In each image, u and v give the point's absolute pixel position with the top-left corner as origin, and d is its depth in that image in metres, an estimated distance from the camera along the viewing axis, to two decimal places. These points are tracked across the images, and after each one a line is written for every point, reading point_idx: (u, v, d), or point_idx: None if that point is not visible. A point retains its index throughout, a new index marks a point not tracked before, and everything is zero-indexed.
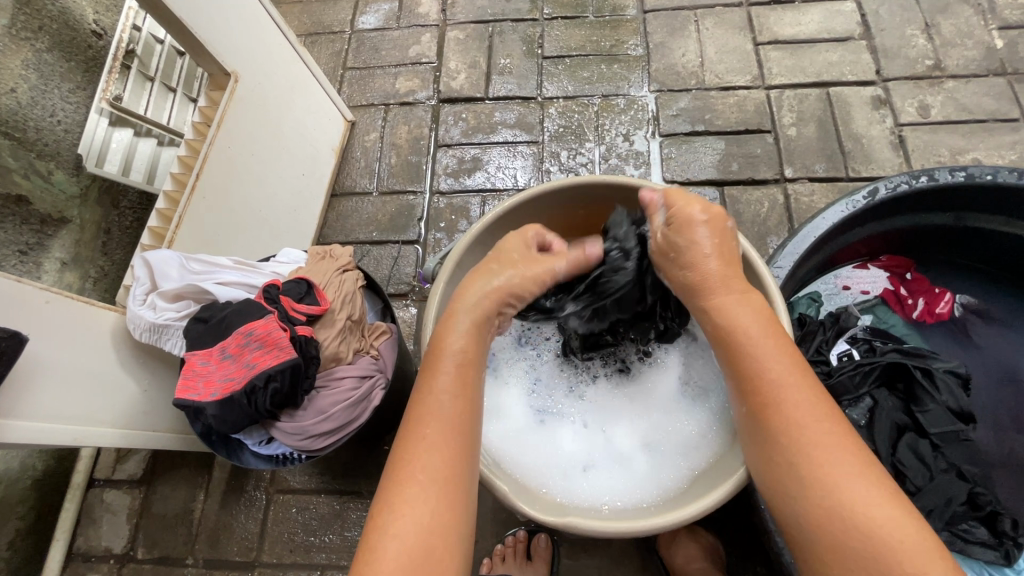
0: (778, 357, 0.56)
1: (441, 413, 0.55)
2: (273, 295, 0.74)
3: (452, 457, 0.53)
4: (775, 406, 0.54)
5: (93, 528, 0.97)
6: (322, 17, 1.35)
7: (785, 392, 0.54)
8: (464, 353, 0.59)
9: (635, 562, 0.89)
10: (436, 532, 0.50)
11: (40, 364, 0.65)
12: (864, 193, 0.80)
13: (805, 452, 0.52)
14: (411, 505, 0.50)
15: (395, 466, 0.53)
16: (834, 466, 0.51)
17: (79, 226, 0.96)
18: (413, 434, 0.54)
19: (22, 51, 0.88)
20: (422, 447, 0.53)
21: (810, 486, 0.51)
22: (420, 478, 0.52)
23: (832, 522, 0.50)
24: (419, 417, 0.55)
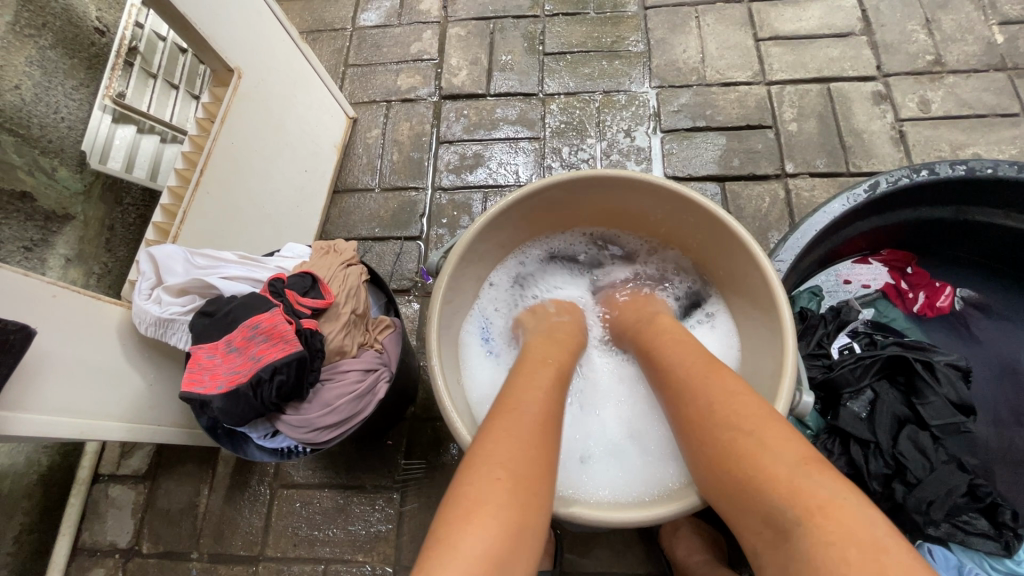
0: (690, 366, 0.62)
1: (531, 410, 0.55)
2: (278, 289, 0.75)
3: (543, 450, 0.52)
4: (688, 410, 0.59)
5: (98, 522, 0.98)
6: (324, 15, 1.36)
7: (693, 391, 0.60)
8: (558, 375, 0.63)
9: (637, 555, 0.89)
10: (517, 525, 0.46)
11: (47, 357, 0.65)
12: (864, 187, 0.80)
13: (714, 440, 0.54)
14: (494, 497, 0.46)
15: (484, 449, 0.50)
16: (740, 442, 0.52)
17: (83, 223, 0.97)
18: (505, 422, 0.53)
19: (25, 48, 0.88)
20: (510, 429, 0.52)
21: (724, 475, 0.52)
22: (511, 459, 0.49)
23: (748, 501, 0.50)
24: (506, 408, 0.55)
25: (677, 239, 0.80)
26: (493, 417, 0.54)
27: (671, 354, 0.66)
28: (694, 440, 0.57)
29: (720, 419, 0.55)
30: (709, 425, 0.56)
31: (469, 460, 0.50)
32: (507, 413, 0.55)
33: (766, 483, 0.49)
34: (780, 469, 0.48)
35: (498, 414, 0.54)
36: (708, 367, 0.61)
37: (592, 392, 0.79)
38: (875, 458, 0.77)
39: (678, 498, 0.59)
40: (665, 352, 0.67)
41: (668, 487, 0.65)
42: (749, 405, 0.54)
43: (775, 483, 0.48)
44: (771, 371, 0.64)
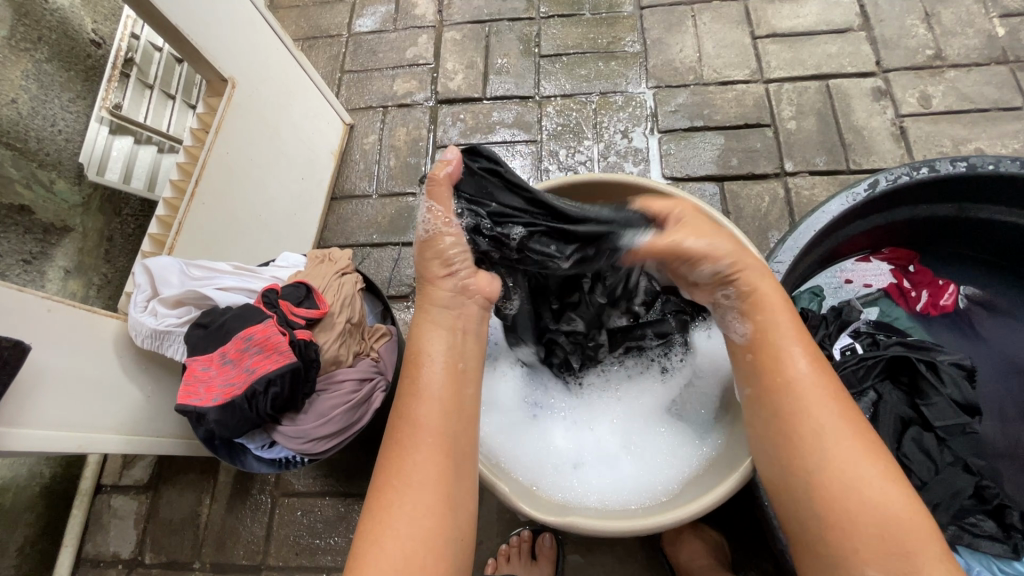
0: (815, 366, 0.58)
1: (418, 422, 0.56)
2: (271, 299, 0.74)
3: (439, 461, 0.54)
4: (803, 412, 0.55)
5: (101, 533, 0.98)
6: (319, 21, 1.36)
7: (814, 392, 0.56)
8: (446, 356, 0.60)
9: (640, 560, 0.88)
10: (429, 533, 0.51)
11: (42, 373, 0.65)
12: (865, 185, 0.79)
13: (832, 455, 0.53)
14: (399, 512, 0.51)
15: (379, 479, 0.54)
16: (864, 465, 0.52)
17: (82, 235, 0.97)
18: (397, 446, 0.55)
19: (21, 62, 0.88)
20: (406, 448, 0.54)
21: (830, 491, 0.52)
22: (406, 482, 0.53)
23: (861, 519, 0.51)
24: (403, 420, 0.56)
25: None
26: (392, 437, 0.56)
27: (787, 339, 0.59)
28: (810, 444, 0.54)
29: (838, 435, 0.54)
30: (828, 440, 0.54)
31: (377, 475, 0.55)
32: (407, 427, 0.56)
33: (884, 511, 0.51)
34: (893, 504, 0.51)
35: (398, 427, 0.56)
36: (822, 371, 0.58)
37: (585, 400, 0.78)
38: None
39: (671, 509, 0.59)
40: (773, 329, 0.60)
41: (657, 498, 0.65)
42: (857, 429, 0.55)
43: (894, 519, 0.50)
44: None
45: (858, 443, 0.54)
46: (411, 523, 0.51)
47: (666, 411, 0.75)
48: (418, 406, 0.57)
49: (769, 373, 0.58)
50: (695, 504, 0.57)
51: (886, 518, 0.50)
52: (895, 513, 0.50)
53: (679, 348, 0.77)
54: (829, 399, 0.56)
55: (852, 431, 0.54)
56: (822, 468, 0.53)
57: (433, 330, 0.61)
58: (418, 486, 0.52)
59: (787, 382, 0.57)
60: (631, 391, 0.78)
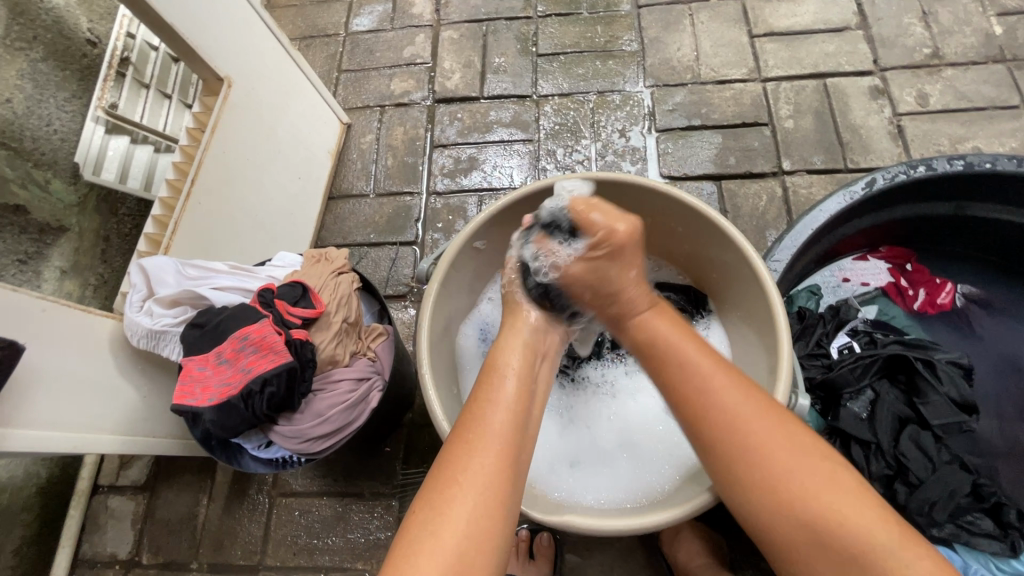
0: (726, 380, 0.55)
1: (490, 424, 0.53)
2: (267, 299, 0.74)
3: (502, 465, 0.51)
4: (725, 434, 0.53)
5: (98, 534, 0.98)
6: (316, 20, 1.35)
7: (729, 408, 0.54)
8: (522, 368, 0.59)
9: (638, 559, 0.88)
10: (484, 535, 0.48)
11: (38, 374, 0.65)
12: (862, 184, 0.79)
13: (764, 470, 0.51)
14: (456, 509, 0.48)
15: (438, 473, 0.51)
16: (791, 475, 0.50)
17: (78, 235, 0.97)
18: (467, 445, 0.52)
19: (17, 61, 0.88)
20: (474, 449, 0.51)
21: (771, 506, 0.50)
22: (468, 482, 0.49)
23: (800, 533, 0.49)
24: (473, 422, 0.54)
25: (677, 255, 0.80)
26: (456, 434, 0.53)
27: (693, 362, 0.58)
28: (737, 466, 0.52)
29: (762, 448, 0.52)
30: (755, 459, 0.52)
31: (432, 473, 0.51)
32: (473, 428, 0.53)
33: (819, 516, 0.48)
34: (829, 506, 0.48)
35: (462, 425, 0.54)
36: (737, 382, 0.55)
37: (582, 399, 0.78)
38: (876, 458, 0.76)
39: (668, 507, 0.59)
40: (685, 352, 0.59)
41: (654, 497, 0.65)
42: (788, 432, 0.52)
43: (834, 523, 0.48)
44: (769, 372, 0.63)
45: (788, 449, 0.51)
46: (471, 525, 0.48)
47: (663, 410, 0.75)
48: (491, 411, 0.55)
49: (683, 400, 0.57)
50: (692, 503, 0.57)
51: (824, 526, 0.48)
52: (832, 516, 0.48)
53: None
54: (747, 408, 0.53)
55: (774, 439, 0.52)
56: (752, 485, 0.51)
57: (508, 348, 0.61)
58: (484, 489, 0.49)
59: (704, 407, 0.55)
60: (627, 389, 0.78)
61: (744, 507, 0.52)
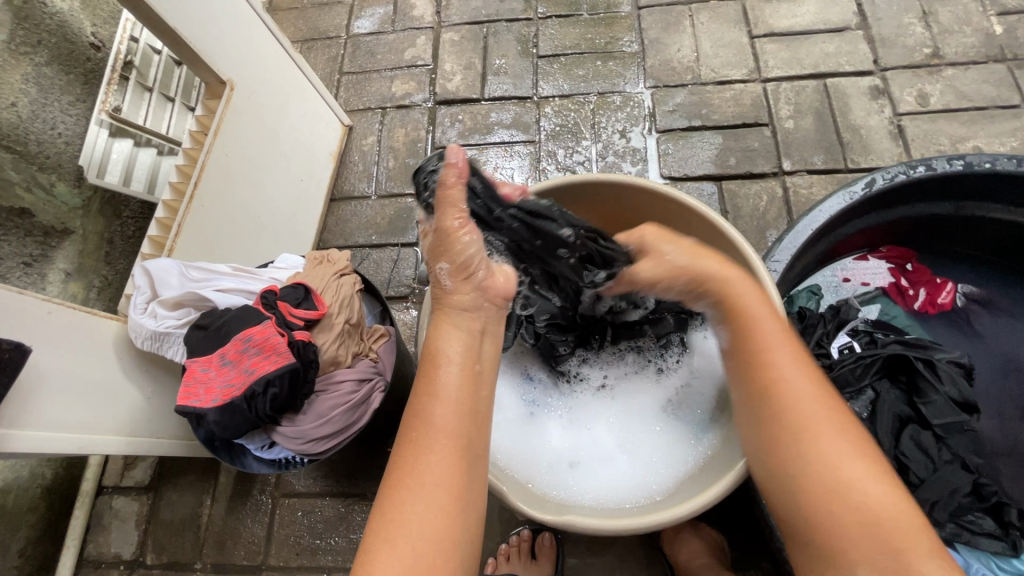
0: (799, 365, 0.56)
1: (436, 420, 0.53)
2: (270, 301, 0.75)
3: (452, 463, 0.51)
4: (791, 410, 0.54)
5: (103, 534, 0.98)
6: (318, 23, 1.36)
7: (797, 391, 0.55)
8: (464, 355, 0.56)
9: (639, 559, 0.89)
10: (436, 536, 0.48)
11: (42, 376, 0.66)
12: (862, 184, 0.79)
13: (822, 455, 0.52)
14: (408, 512, 0.49)
15: (391, 479, 0.51)
16: (848, 466, 0.51)
17: (82, 237, 0.98)
18: (410, 444, 0.52)
19: (21, 65, 0.89)
20: (416, 446, 0.52)
21: (823, 491, 0.51)
22: (420, 484, 0.50)
23: (854, 520, 0.49)
24: (417, 419, 0.53)
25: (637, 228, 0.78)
26: (406, 432, 0.53)
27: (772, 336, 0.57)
28: (797, 447, 0.53)
29: (825, 436, 0.53)
30: (815, 446, 0.52)
31: (388, 474, 0.52)
32: (420, 427, 0.53)
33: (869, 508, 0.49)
34: (882, 501, 0.50)
35: (412, 424, 0.53)
36: (811, 372, 0.56)
37: (582, 399, 0.78)
38: None
39: (665, 508, 0.59)
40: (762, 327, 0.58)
41: (653, 497, 0.65)
42: (843, 421, 0.54)
43: (886, 523, 0.49)
44: None
45: (843, 439, 0.53)
46: (424, 525, 0.48)
47: (664, 412, 0.75)
48: (435, 406, 0.53)
49: (756, 374, 0.57)
50: (692, 502, 0.57)
51: (875, 516, 0.49)
52: (883, 512, 0.49)
53: (676, 349, 0.78)
54: (812, 395, 0.55)
55: (835, 426, 0.53)
56: (812, 467, 0.52)
57: (453, 332, 0.57)
58: (431, 488, 0.50)
59: (776, 383, 0.56)
60: (627, 391, 0.78)
61: (797, 486, 0.52)
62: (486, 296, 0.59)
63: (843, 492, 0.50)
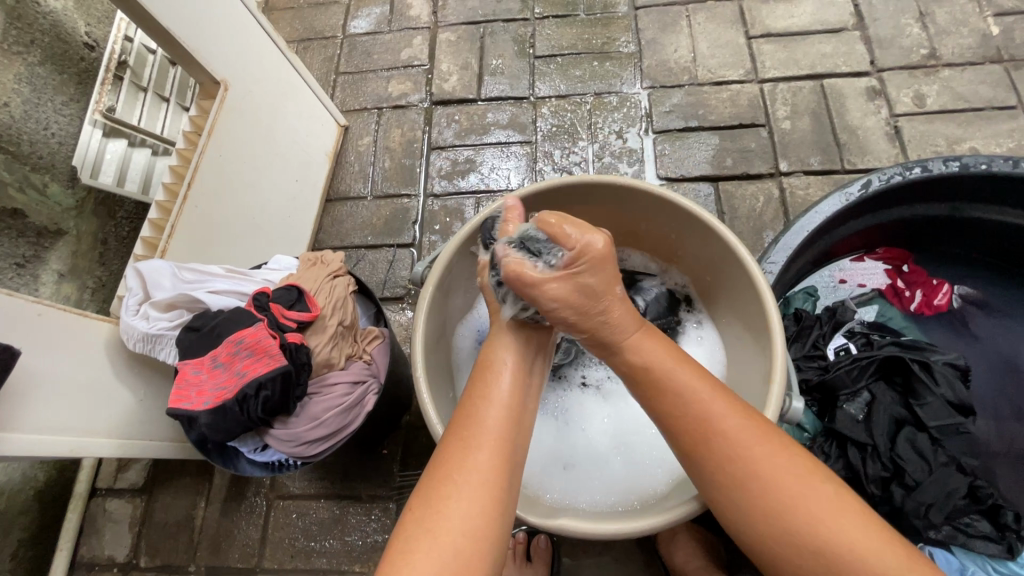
0: (724, 406, 0.54)
1: (487, 424, 0.54)
2: (263, 303, 0.75)
3: (497, 467, 0.52)
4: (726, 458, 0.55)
5: (96, 537, 0.98)
6: (314, 23, 1.36)
7: (727, 437, 0.53)
8: (517, 365, 0.59)
9: (635, 561, 0.88)
10: (477, 533, 0.49)
11: (32, 378, 0.65)
12: (858, 185, 0.79)
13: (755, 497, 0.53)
14: (452, 506, 0.49)
15: (436, 472, 0.52)
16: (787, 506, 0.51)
17: (76, 238, 0.97)
18: (461, 441, 0.53)
19: (14, 65, 0.88)
20: (466, 445, 0.53)
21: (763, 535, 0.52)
22: (466, 479, 0.51)
23: (796, 547, 0.50)
24: (468, 419, 0.55)
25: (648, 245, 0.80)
26: (455, 431, 0.54)
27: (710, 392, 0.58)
28: (737, 491, 0.52)
29: (765, 474, 0.51)
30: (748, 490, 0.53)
31: (430, 469, 0.52)
32: (471, 427, 0.54)
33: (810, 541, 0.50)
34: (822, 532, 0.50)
35: (461, 423, 0.55)
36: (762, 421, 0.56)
37: (574, 400, 0.77)
38: (873, 461, 0.75)
39: (659, 512, 0.59)
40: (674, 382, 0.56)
41: (646, 499, 0.65)
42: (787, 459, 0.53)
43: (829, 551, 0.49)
44: (763, 375, 0.63)
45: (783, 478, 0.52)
46: (465, 522, 0.49)
47: None
48: (486, 410, 0.55)
49: (681, 428, 0.55)
50: (680, 508, 0.57)
51: (820, 541, 0.49)
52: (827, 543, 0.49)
53: None
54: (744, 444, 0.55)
55: (776, 460, 0.52)
56: (758, 505, 0.51)
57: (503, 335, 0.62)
58: (476, 485, 0.50)
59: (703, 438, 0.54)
60: (618, 391, 0.77)
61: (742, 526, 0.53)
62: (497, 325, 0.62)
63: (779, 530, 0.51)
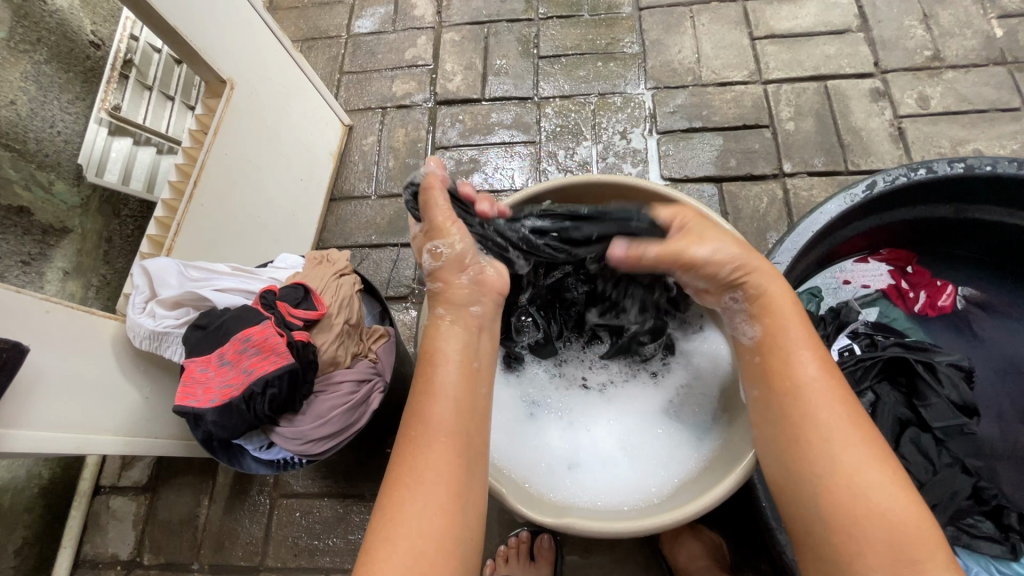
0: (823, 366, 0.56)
1: (434, 420, 0.54)
2: (269, 301, 0.75)
3: (451, 466, 0.52)
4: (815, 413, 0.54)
5: (100, 534, 0.98)
6: (318, 23, 1.36)
7: (819, 392, 0.55)
8: (462, 353, 0.59)
9: (639, 561, 0.88)
10: (439, 533, 0.50)
11: (40, 375, 0.65)
12: (863, 186, 0.79)
13: (841, 462, 0.52)
14: (410, 509, 0.50)
15: (391, 478, 0.53)
16: (869, 478, 0.51)
17: (81, 236, 0.97)
18: (410, 444, 0.53)
19: (20, 63, 0.88)
20: (419, 444, 0.53)
21: (848, 501, 0.51)
22: (422, 483, 0.51)
23: (866, 520, 0.50)
24: (416, 417, 0.55)
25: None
26: (407, 431, 0.55)
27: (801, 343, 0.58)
28: (821, 446, 0.53)
29: (852, 443, 0.53)
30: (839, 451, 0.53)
31: (389, 474, 0.53)
32: (417, 427, 0.54)
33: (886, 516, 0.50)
34: (907, 515, 0.50)
35: (409, 425, 0.55)
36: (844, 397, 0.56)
37: (579, 400, 0.77)
38: None
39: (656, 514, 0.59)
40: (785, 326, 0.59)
41: (650, 500, 0.65)
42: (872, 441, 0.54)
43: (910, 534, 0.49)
44: None
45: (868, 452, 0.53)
46: (425, 526, 0.50)
47: (661, 412, 0.75)
48: (431, 404, 0.55)
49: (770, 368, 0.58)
50: (669, 515, 0.57)
51: (898, 526, 0.49)
52: (903, 520, 0.49)
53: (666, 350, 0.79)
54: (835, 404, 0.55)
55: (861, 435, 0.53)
56: (831, 473, 0.52)
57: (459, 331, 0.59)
58: (430, 488, 0.51)
59: (794, 386, 0.56)
60: (624, 392, 0.77)
61: (807, 491, 0.53)
62: (481, 291, 0.63)
63: (859, 496, 0.51)
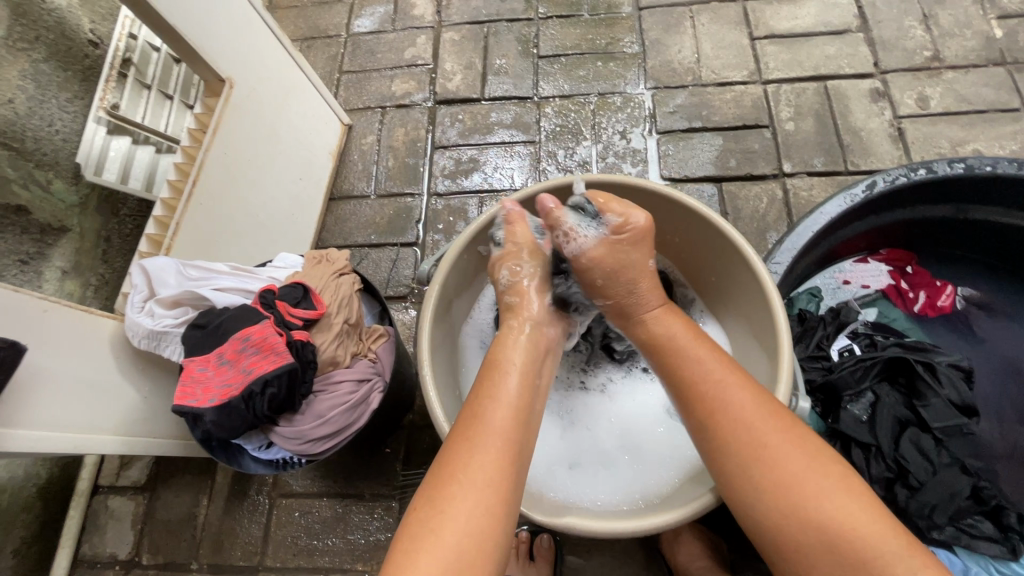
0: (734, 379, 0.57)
1: (491, 423, 0.54)
2: (269, 300, 0.74)
3: (503, 469, 0.52)
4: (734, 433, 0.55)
5: (98, 534, 0.98)
6: (317, 22, 1.35)
7: (734, 408, 0.55)
8: (525, 365, 0.60)
9: (638, 561, 0.88)
10: (484, 531, 0.48)
11: (39, 374, 0.65)
12: (862, 186, 0.79)
13: (774, 474, 0.52)
14: (458, 505, 0.49)
15: (439, 472, 0.51)
16: (803, 483, 0.51)
17: (79, 234, 0.97)
18: (467, 442, 0.53)
19: (19, 62, 0.88)
20: (474, 441, 0.53)
21: (786, 514, 0.51)
22: (471, 479, 0.50)
23: (812, 542, 0.49)
24: (473, 418, 0.55)
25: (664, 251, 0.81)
26: (462, 429, 0.54)
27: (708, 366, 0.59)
28: (747, 463, 0.53)
29: (778, 452, 0.52)
30: (768, 466, 0.52)
31: (432, 469, 0.52)
32: (473, 427, 0.54)
33: (831, 522, 0.49)
34: (848, 515, 0.49)
35: (464, 423, 0.55)
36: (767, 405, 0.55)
37: (580, 400, 0.78)
38: (877, 462, 0.76)
39: (655, 513, 0.59)
40: (690, 354, 0.60)
41: (651, 500, 0.65)
42: (803, 443, 0.53)
43: (856, 537, 0.48)
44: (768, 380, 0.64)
45: (801, 454, 0.52)
46: (471, 526, 0.48)
47: (660, 411, 0.75)
48: (492, 407, 0.55)
49: (692, 401, 0.58)
50: (668, 516, 0.57)
51: (842, 532, 0.48)
52: (844, 525, 0.48)
53: None
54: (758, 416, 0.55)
55: (787, 442, 0.53)
56: (765, 488, 0.52)
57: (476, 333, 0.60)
58: (480, 487, 0.50)
59: (710, 408, 0.56)
60: (623, 391, 0.78)
61: (753, 522, 0.53)
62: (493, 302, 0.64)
63: (800, 508, 0.50)
